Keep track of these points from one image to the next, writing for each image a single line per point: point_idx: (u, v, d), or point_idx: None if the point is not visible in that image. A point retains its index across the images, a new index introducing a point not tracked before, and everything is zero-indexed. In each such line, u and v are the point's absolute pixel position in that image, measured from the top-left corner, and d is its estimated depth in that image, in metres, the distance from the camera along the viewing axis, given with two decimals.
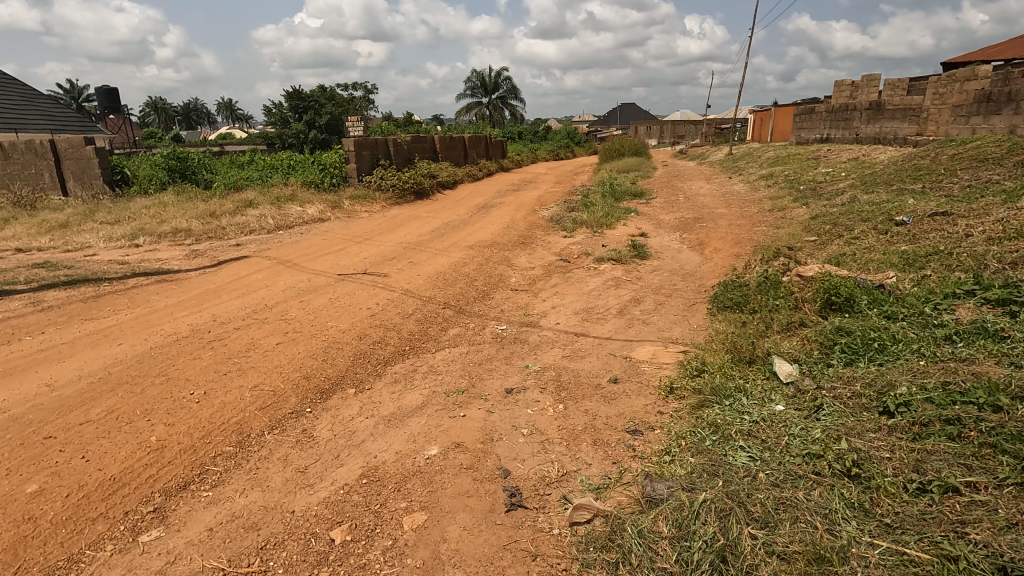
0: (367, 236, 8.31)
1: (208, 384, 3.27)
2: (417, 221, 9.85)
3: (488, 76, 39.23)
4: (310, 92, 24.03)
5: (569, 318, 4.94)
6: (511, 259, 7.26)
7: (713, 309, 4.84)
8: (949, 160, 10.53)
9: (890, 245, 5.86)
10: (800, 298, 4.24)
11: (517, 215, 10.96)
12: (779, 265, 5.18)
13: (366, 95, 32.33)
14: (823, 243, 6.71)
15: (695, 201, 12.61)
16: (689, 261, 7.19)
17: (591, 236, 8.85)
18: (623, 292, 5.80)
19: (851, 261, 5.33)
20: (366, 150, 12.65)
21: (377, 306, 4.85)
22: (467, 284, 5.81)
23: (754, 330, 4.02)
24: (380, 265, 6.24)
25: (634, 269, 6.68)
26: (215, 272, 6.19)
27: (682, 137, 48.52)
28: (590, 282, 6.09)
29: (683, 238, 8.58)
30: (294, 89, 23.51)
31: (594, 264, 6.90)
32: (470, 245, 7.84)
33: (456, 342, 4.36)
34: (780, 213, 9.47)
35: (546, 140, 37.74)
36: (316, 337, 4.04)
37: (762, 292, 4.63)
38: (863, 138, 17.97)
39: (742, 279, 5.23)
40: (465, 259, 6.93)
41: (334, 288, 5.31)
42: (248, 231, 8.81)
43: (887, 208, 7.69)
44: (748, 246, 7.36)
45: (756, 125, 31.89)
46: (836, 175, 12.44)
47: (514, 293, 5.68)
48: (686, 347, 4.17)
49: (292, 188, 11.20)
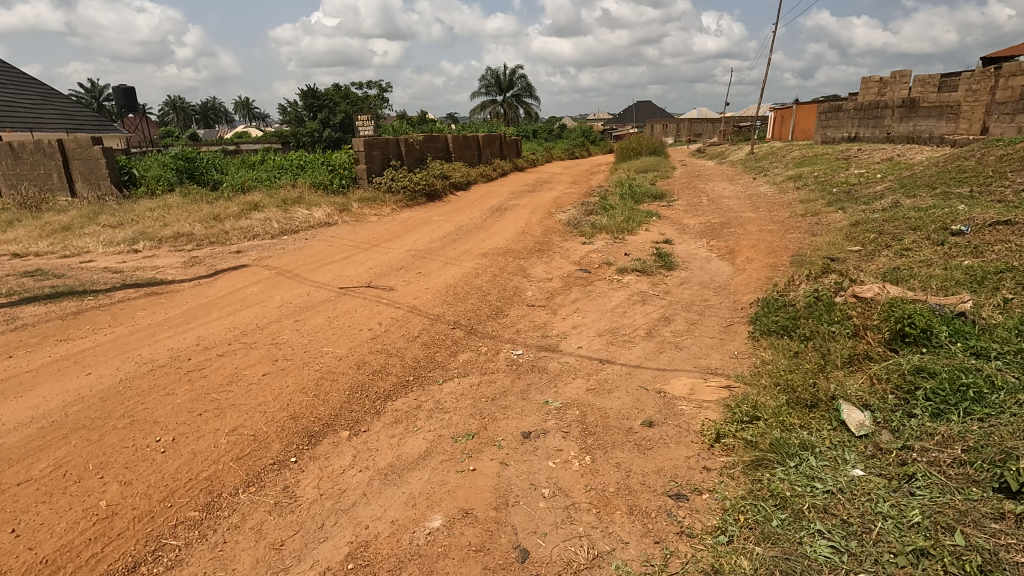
0: (375, 242, 7.88)
1: (177, 429, 2.83)
2: (428, 225, 9.39)
3: (504, 74, 38.71)
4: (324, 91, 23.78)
5: (592, 341, 4.44)
6: (527, 270, 6.77)
7: (756, 332, 4.30)
8: (997, 161, 9.83)
9: (950, 259, 5.27)
10: (862, 326, 3.68)
11: (533, 219, 10.46)
12: (830, 282, 4.63)
13: (380, 94, 32.04)
14: (870, 254, 6.12)
15: (720, 203, 12.01)
16: (720, 272, 6.64)
17: (612, 242, 8.33)
18: (650, 309, 5.27)
19: (910, 279, 4.76)
20: (376, 151, 12.24)
21: (379, 326, 4.38)
22: (479, 299, 5.33)
23: (810, 364, 3.48)
24: (386, 277, 5.78)
25: (661, 281, 6.16)
26: (211, 282, 5.79)
27: (700, 136, 47.62)
28: (614, 297, 5.58)
29: (711, 245, 8.02)
30: (308, 88, 23.26)
31: (617, 275, 6.39)
32: (484, 252, 7.36)
33: (466, 370, 3.88)
34: (815, 219, 8.85)
35: (561, 139, 37.16)
36: (308, 367, 3.58)
37: (814, 316, 4.08)
38: (895, 137, 17.17)
39: (787, 297, 4.68)
40: (477, 269, 6.46)
41: (334, 304, 4.87)
42: (252, 236, 8.43)
43: (937, 215, 7.06)
44: (784, 256, 6.80)
45: (777, 123, 31.01)
46: (871, 176, 11.74)
47: (531, 310, 5.19)
48: (729, 381, 3.64)
49: (299, 189, 10.83)
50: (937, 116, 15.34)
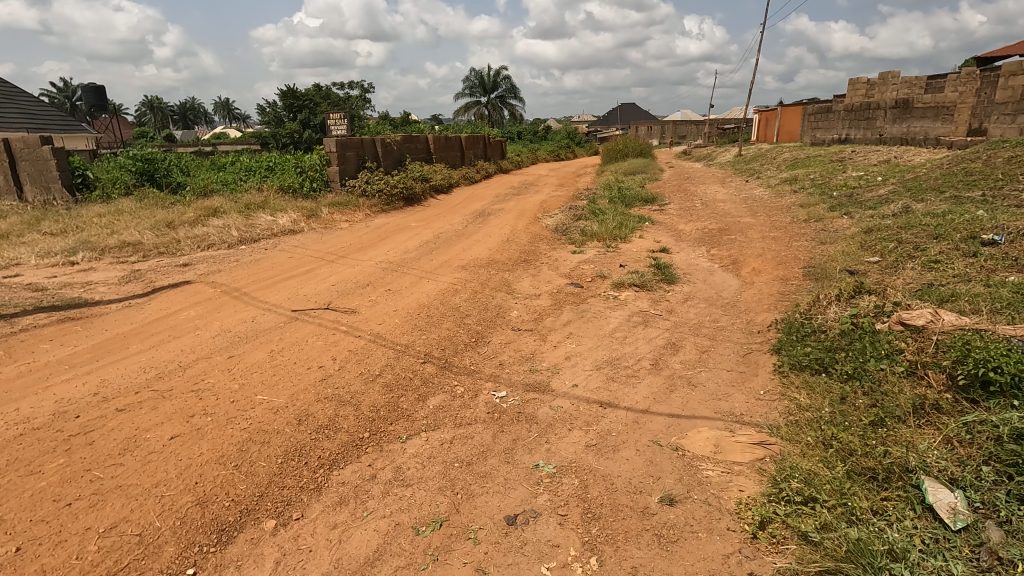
0: (342, 253, 7.09)
1: (30, 532, 2.07)
2: (404, 233, 8.63)
3: (488, 75, 38.03)
4: (305, 91, 22.91)
5: (590, 378, 3.72)
6: (512, 285, 6.04)
7: (783, 367, 3.62)
8: (1005, 163, 9.37)
9: (990, 274, 4.66)
10: (927, 369, 2.98)
11: (518, 224, 9.75)
12: (865, 302, 3.96)
13: (362, 95, 31.19)
14: (892, 267, 5.49)
15: (715, 207, 11.40)
16: (726, 286, 5.99)
17: (604, 251, 7.64)
18: (654, 334, 4.58)
19: (955, 298, 4.12)
20: (350, 151, 11.41)
21: (334, 363, 3.61)
22: (456, 322, 4.59)
23: (864, 417, 2.80)
24: (348, 296, 5.01)
25: (662, 298, 5.47)
26: (143, 303, 4.96)
27: (684, 138, 47.40)
28: (612, 319, 4.87)
29: (711, 255, 7.37)
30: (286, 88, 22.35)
31: (613, 291, 5.70)
32: (463, 264, 6.63)
33: (436, 421, 3.14)
34: (820, 225, 8.26)
35: (546, 141, 36.61)
36: (234, 425, 2.81)
37: (857, 348, 3.40)
38: (888, 138, 16.79)
39: (815, 321, 4.01)
40: (455, 284, 5.72)
41: (282, 333, 4.08)
42: (207, 246, 7.59)
43: (958, 222, 6.47)
44: (795, 268, 6.15)
45: (763, 124, 30.69)
46: (871, 179, 11.22)
47: (517, 335, 4.46)
48: (762, 433, 2.95)
49: (265, 194, 9.98)
50: (932, 117, 14.91)
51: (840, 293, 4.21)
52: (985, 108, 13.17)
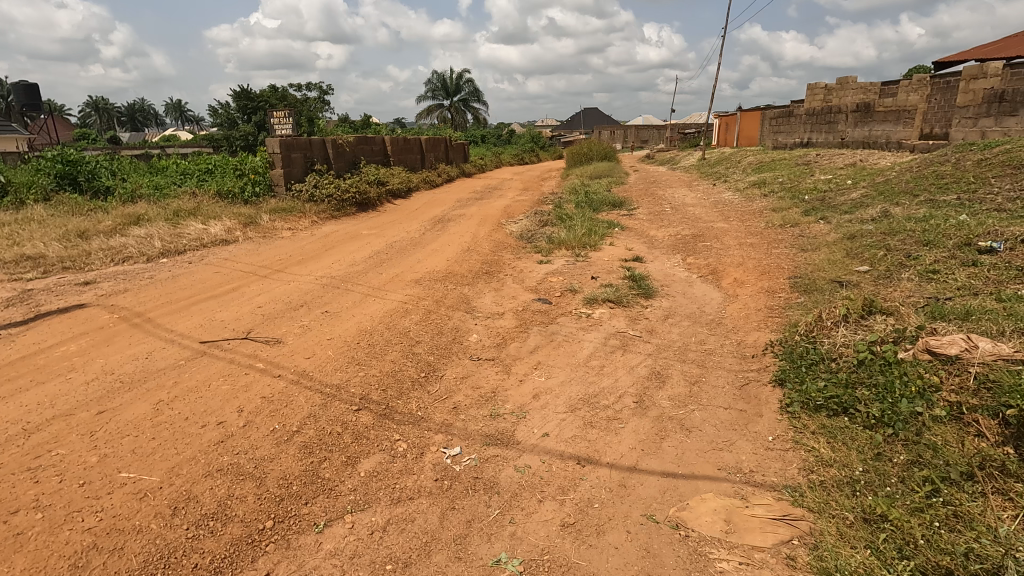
0: (279, 266, 6.24)
1: None
2: (354, 242, 7.83)
3: (450, 77, 37.29)
4: (260, 92, 21.83)
5: (563, 425, 3.05)
6: (472, 302, 5.34)
7: (793, 405, 3.02)
8: (975, 166, 9.27)
9: (998, 286, 4.24)
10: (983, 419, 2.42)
11: (480, 232, 9.06)
12: (880, 324, 3.43)
13: (319, 96, 29.98)
14: (886, 277, 5.06)
15: (685, 212, 10.96)
16: (707, 300, 5.45)
17: (573, 260, 7.03)
18: (636, 361, 3.95)
19: (972, 315, 3.64)
20: (297, 153, 10.48)
21: (240, 415, 2.82)
22: (404, 352, 3.86)
23: (912, 484, 2.21)
24: (275, 322, 4.20)
25: (641, 316, 4.87)
26: (17, 333, 4.04)
27: (647, 142, 47.61)
28: (586, 343, 4.22)
29: (688, 264, 6.85)
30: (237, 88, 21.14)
31: (585, 308, 5.06)
32: (417, 278, 5.88)
33: (368, 497, 2.41)
34: (797, 230, 7.87)
35: (510, 145, 36.08)
36: (73, 524, 2.02)
37: (885, 384, 2.82)
38: (849, 142, 16.85)
39: (822, 347, 3.45)
40: (407, 303, 4.99)
41: (181, 373, 3.26)
42: (122, 259, 6.60)
43: (944, 227, 6.14)
44: (781, 278, 5.67)
45: (723, 129, 30.92)
46: (841, 182, 11.01)
47: (475, 368, 3.76)
48: (782, 502, 2.33)
49: (199, 200, 8.99)
50: (893, 120, 14.98)
51: (847, 312, 3.67)
52: (936, 114, 13.61)
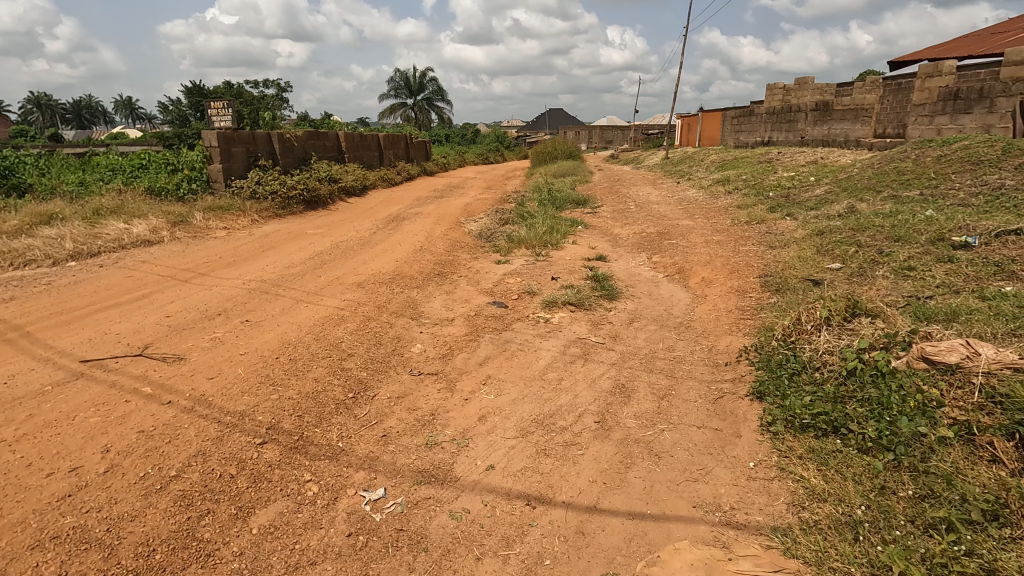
0: (205, 269, 5.57)
1: None
2: (296, 242, 7.19)
3: (413, 74, 36.48)
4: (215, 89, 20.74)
5: (512, 455, 2.57)
6: (419, 307, 4.81)
7: (777, 424, 2.63)
8: (935, 162, 9.26)
9: (980, 284, 3.98)
10: (999, 443, 2.06)
11: (435, 230, 8.52)
12: (866, 327, 3.07)
13: (277, 93, 28.80)
14: (860, 275, 4.78)
15: (649, 210, 10.67)
16: (675, 301, 5.07)
17: (533, 260, 6.58)
18: (598, 372, 3.51)
19: (959, 316, 3.34)
20: (237, 147, 9.70)
21: (103, 457, 2.24)
22: (331, 368, 3.32)
23: (926, 529, 1.83)
24: (181, 335, 3.59)
25: (604, 320, 4.44)
26: None
27: (611, 142, 47.76)
28: (543, 353, 3.76)
29: (653, 262, 6.48)
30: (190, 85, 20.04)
31: (543, 312, 4.60)
32: (360, 281, 5.32)
33: (257, 565, 1.88)
34: (764, 227, 7.62)
35: (474, 144, 35.53)
36: None
37: (880, 399, 2.45)
38: (809, 140, 16.96)
39: (804, 355, 3.07)
40: (344, 309, 4.43)
41: (43, 402, 2.64)
42: (23, 264, 5.65)
43: (913, 222, 5.93)
44: (751, 277, 5.34)
45: (685, 129, 31.09)
46: (804, 179, 10.91)
47: (414, 385, 3.25)
48: (773, 552, 1.92)
49: (124, 197, 8.16)
50: (851, 119, 15.10)
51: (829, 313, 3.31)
52: (889, 113, 13.80)
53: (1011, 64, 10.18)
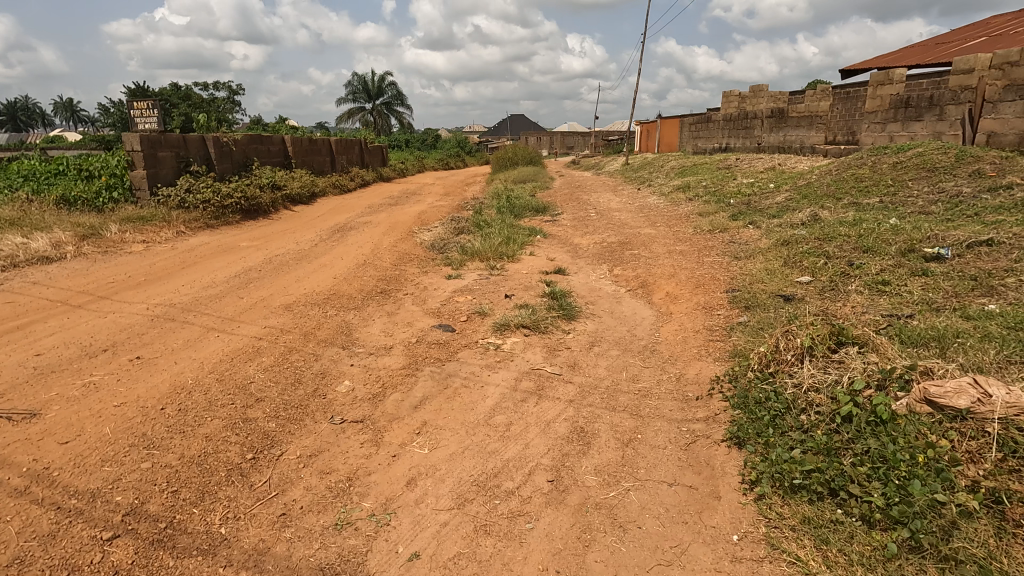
0: (106, 291, 4.84)
1: None
2: (225, 257, 6.49)
3: (370, 79, 35.62)
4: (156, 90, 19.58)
5: (443, 537, 2.06)
6: (354, 333, 4.24)
7: (763, 484, 2.21)
8: (892, 169, 9.25)
9: (961, 300, 3.70)
10: None
11: (384, 241, 7.92)
12: (856, 358, 2.68)
13: (227, 96, 27.58)
14: (833, 290, 4.48)
15: (610, 217, 10.35)
16: (639, 321, 4.66)
17: (486, 275, 6.09)
18: (553, 412, 3.03)
19: (951, 341, 3.01)
20: (165, 151, 8.85)
21: None
22: (231, 420, 2.72)
23: None
24: (46, 383, 2.93)
25: (561, 345, 3.97)
26: None
27: (572, 148, 47.83)
28: (490, 389, 3.26)
29: (615, 276, 6.09)
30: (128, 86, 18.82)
31: (494, 337, 4.11)
32: (289, 303, 4.69)
33: None
34: (727, 236, 7.36)
35: (434, 150, 34.87)
36: None
37: (883, 453, 2.05)
38: (765, 147, 17.06)
39: (786, 394, 2.67)
40: (262, 339, 3.82)
41: None
42: None
43: (880, 232, 5.72)
44: (717, 292, 5.00)
45: (644, 136, 31.30)
46: (764, 186, 10.81)
47: (334, 439, 2.69)
48: None
49: (29, 206, 7.25)
50: (806, 126, 15.11)
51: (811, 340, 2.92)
52: (838, 122, 14.03)
53: (959, 72, 10.17)
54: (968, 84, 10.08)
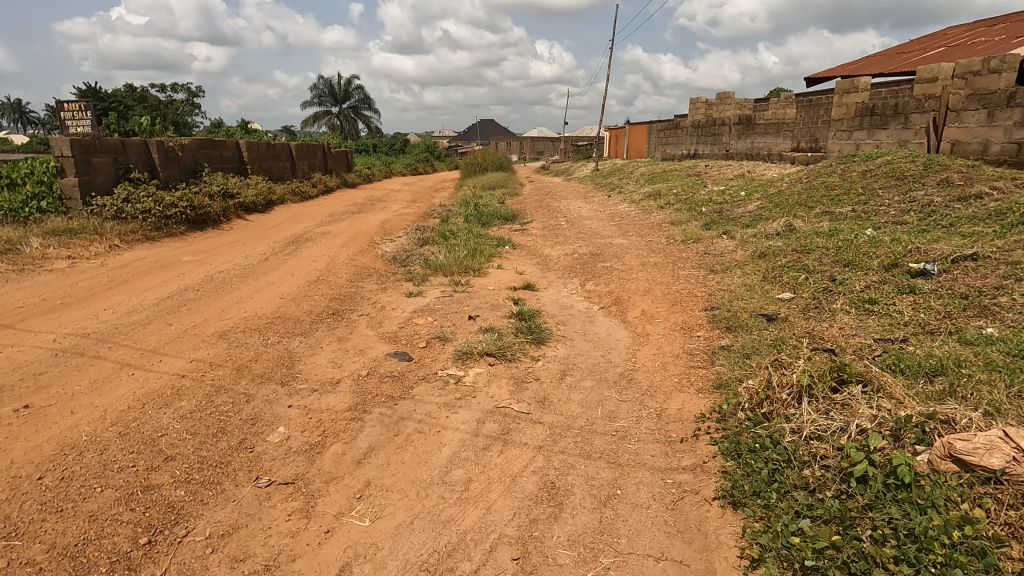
0: (13, 317, 4.24)
1: None
2: (162, 274, 5.90)
3: (337, 82, 34.83)
4: (108, 92, 18.57)
5: None
6: (297, 364, 3.75)
7: (767, 564, 1.86)
8: (861, 177, 9.21)
9: (957, 322, 3.46)
10: None
11: (342, 253, 7.42)
12: (862, 400, 2.35)
13: (186, 98, 26.48)
14: (817, 308, 4.23)
15: (581, 226, 10.06)
16: (614, 344, 4.31)
17: (450, 292, 5.66)
18: (519, 464, 2.63)
19: (958, 374, 2.73)
20: (100, 156, 8.13)
21: None
22: (127, 490, 2.24)
23: None
24: None
25: (530, 377, 3.59)
26: None
27: (542, 154, 47.77)
28: (448, 435, 2.84)
29: (587, 292, 5.75)
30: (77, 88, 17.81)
31: (456, 368, 3.69)
32: (224, 329, 4.18)
33: None
34: (701, 247, 7.12)
35: (402, 155, 34.22)
36: None
37: (911, 529, 1.72)
38: (733, 154, 17.11)
39: (785, 443, 2.33)
40: (186, 376, 3.31)
41: None
42: None
43: (858, 244, 5.53)
44: (696, 311, 4.70)
45: (613, 142, 31.29)
46: (735, 194, 10.69)
47: (256, 510, 2.24)
48: None
49: None
50: (773, 133, 15.21)
51: (809, 376, 2.59)
52: (803, 129, 14.06)
53: (922, 81, 10.17)
54: (932, 93, 10.09)
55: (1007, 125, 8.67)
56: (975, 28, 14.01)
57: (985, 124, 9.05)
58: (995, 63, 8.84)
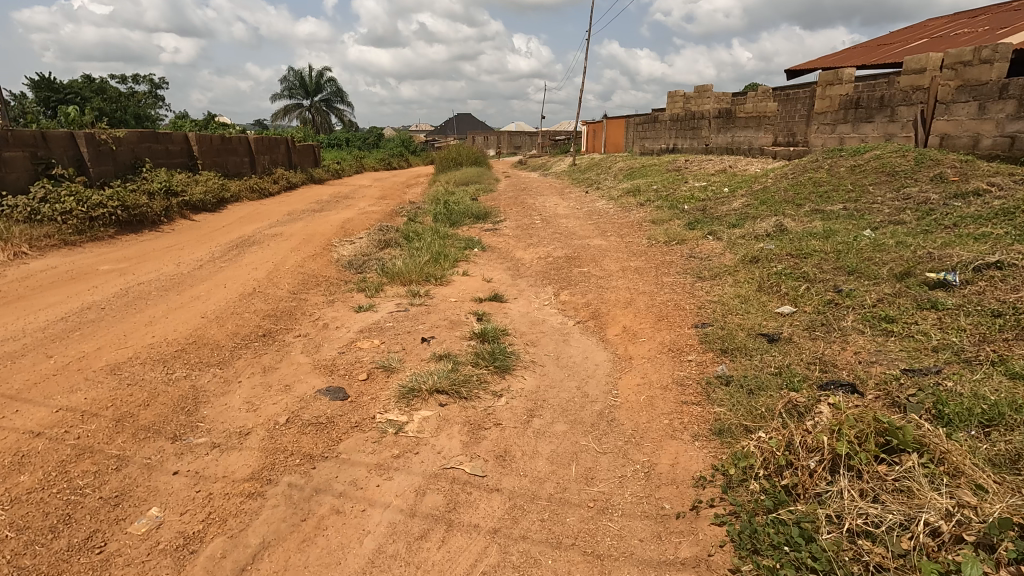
0: None
1: None
2: (70, 286, 5.08)
3: (307, 74, 33.56)
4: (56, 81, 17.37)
5: None
6: (200, 409, 3.02)
7: None
8: (850, 171, 8.74)
9: (1000, 349, 2.88)
10: None
11: (290, 258, 6.65)
12: (926, 485, 1.74)
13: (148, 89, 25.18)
14: (825, 327, 3.64)
15: (557, 225, 9.42)
16: (590, 370, 3.67)
17: (405, 305, 4.96)
18: (464, 561, 1.98)
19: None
20: (13, 150, 7.19)
21: None
22: None
23: None
24: None
25: (489, 422, 2.92)
26: None
27: (520, 148, 46.88)
28: (374, 518, 2.17)
29: (561, 303, 5.11)
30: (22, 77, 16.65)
31: (398, 410, 3.01)
32: (118, 362, 3.43)
33: None
34: (686, 250, 6.55)
35: (375, 149, 33.14)
36: None
37: None
38: (712, 148, 16.57)
39: (826, 542, 1.71)
40: (42, 435, 2.57)
41: None
42: None
43: (860, 248, 4.98)
44: (685, 329, 4.10)
45: (590, 136, 30.69)
46: (717, 190, 10.18)
47: None
48: None
49: None
50: (754, 127, 14.75)
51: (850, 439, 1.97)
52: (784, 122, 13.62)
53: (910, 72, 9.82)
54: (920, 84, 9.71)
55: (999, 118, 8.27)
56: (957, 19, 13.74)
57: (976, 117, 8.63)
58: (987, 53, 8.49)
